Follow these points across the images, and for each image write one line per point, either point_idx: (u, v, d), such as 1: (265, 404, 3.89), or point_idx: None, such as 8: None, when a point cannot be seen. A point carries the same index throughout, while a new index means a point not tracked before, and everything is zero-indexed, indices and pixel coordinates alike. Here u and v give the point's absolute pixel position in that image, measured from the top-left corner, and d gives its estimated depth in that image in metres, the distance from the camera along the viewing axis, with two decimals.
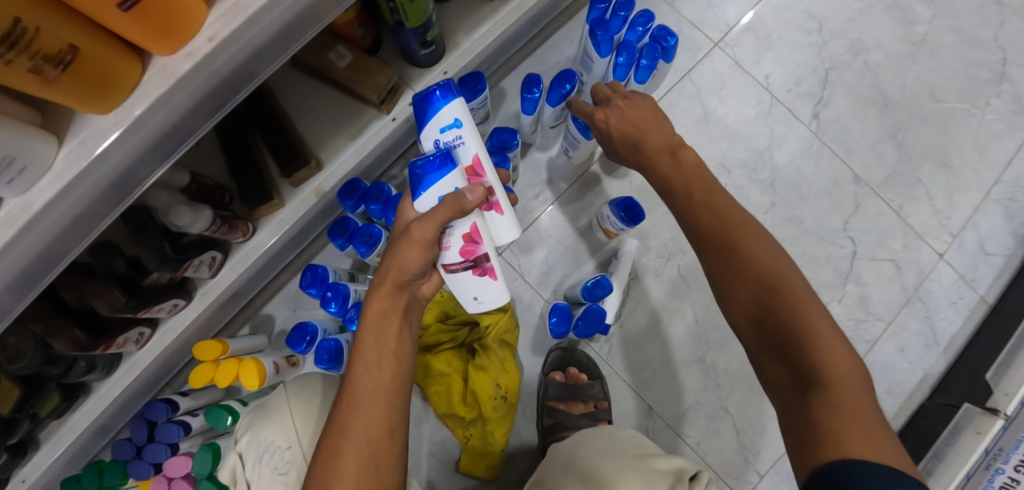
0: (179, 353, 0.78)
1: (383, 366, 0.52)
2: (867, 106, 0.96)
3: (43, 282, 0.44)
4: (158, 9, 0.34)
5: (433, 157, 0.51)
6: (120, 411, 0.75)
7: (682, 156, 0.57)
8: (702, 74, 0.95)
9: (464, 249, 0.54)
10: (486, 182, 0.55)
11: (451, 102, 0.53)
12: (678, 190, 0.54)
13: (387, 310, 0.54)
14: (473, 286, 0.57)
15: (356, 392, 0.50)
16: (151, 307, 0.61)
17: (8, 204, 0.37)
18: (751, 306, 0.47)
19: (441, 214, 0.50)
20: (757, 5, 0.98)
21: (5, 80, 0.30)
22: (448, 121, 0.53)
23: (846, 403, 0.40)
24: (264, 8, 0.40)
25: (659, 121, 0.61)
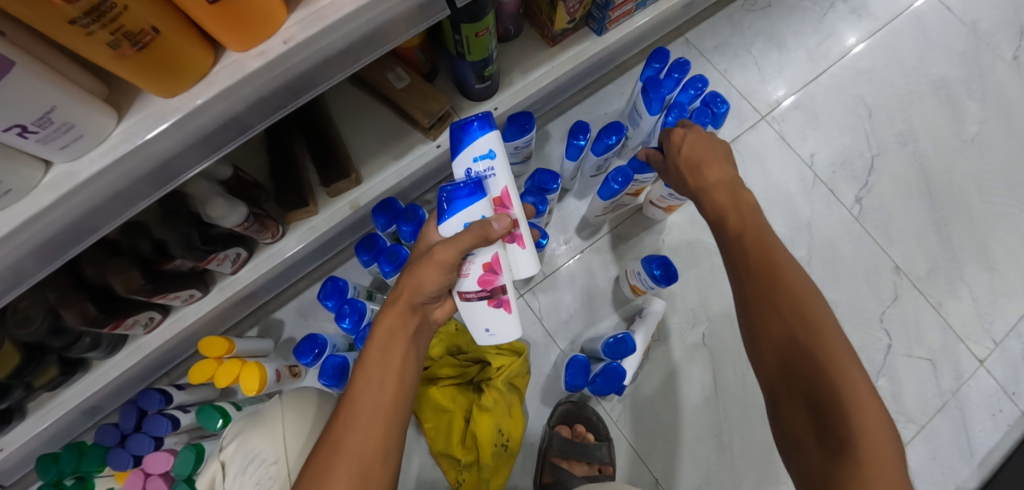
0: (183, 344, 0.77)
1: (384, 389, 0.50)
2: (912, 195, 0.94)
3: (72, 251, 0.43)
4: (240, 7, 0.35)
5: (463, 184, 0.50)
6: (111, 396, 0.73)
7: (734, 193, 0.55)
8: (747, 144, 0.95)
9: (483, 278, 0.53)
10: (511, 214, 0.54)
11: (488, 133, 0.53)
12: (731, 224, 0.52)
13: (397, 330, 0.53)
14: (487, 318, 0.55)
15: (352, 412, 0.48)
16: (166, 293, 0.61)
17: (55, 169, 0.37)
18: (783, 349, 0.44)
19: (465, 240, 0.49)
20: (808, 83, 0.99)
21: (82, 50, 0.31)
22: (482, 151, 0.53)
23: (879, 475, 0.36)
24: (343, 20, 0.41)
25: (723, 155, 0.58)
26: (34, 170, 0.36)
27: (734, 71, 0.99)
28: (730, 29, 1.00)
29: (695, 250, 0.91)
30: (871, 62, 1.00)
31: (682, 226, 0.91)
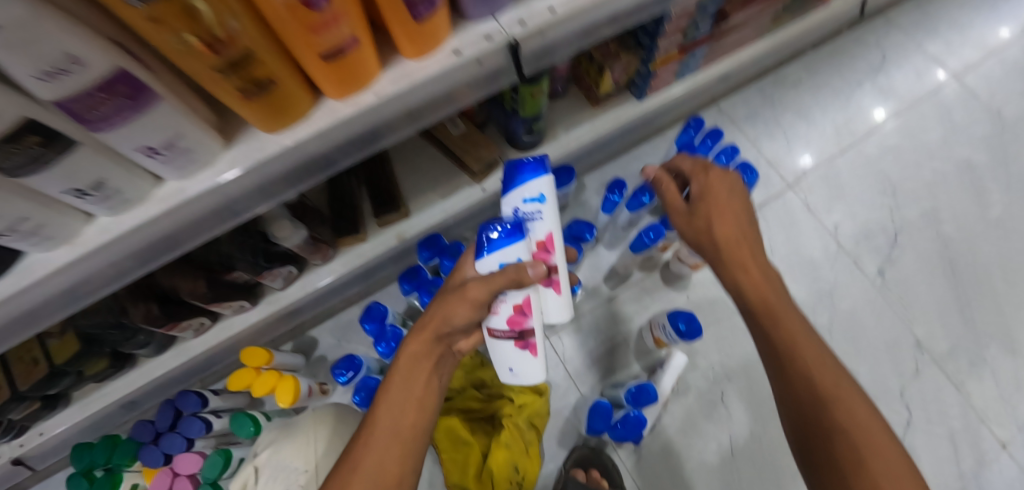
0: (225, 353, 0.81)
1: (406, 412, 0.53)
2: (935, 272, 0.96)
3: (168, 255, 0.49)
4: (345, 64, 0.41)
5: (505, 226, 0.55)
6: (153, 394, 0.77)
7: (766, 271, 0.57)
8: (773, 210, 0.99)
9: (512, 319, 0.56)
10: (550, 258, 0.59)
11: (540, 177, 0.58)
12: (763, 310, 0.54)
13: (424, 356, 0.56)
14: (512, 357, 0.59)
15: (375, 432, 0.51)
16: (220, 302, 0.66)
17: (167, 185, 0.45)
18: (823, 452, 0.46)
19: (499, 281, 0.53)
20: (834, 156, 1.03)
21: (216, 91, 0.37)
22: (533, 194, 0.58)
23: None
24: (429, 78, 0.47)
25: (749, 222, 0.60)
26: (145, 182, 0.44)
27: (763, 139, 1.04)
28: (761, 100, 1.07)
29: (718, 308, 0.93)
30: (897, 140, 1.05)
31: (707, 284, 0.94)
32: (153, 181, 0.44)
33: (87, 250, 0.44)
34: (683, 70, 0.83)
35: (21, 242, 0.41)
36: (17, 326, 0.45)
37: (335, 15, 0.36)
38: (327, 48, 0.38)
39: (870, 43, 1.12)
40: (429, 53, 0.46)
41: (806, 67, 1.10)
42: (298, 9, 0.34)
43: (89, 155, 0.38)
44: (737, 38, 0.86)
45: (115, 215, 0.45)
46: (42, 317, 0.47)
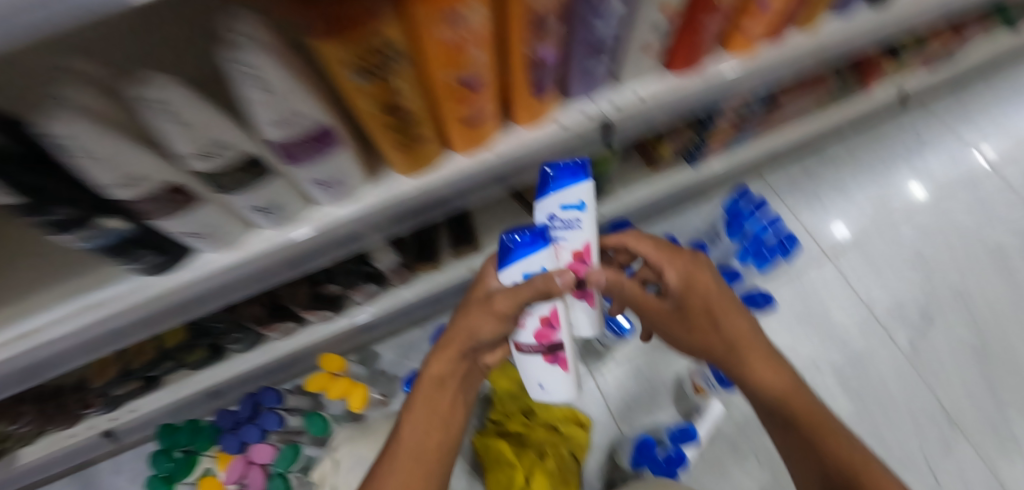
0: (300, 358, 0.91)
1: (427, 428, 0.63)
2: (966, 349, 1.00)
3: (311, 263, 0.61)
4: (478, 128, 0.53)
5: (527, 234, 0.54)
6: (236, 386, 0.87)
7: (767, 356, 0.66)
8: (811, 276, 1.04)
9: (540, 333, 0.59)
10: (585, 267, 0.58)
11: (580, 183, 0.55)
12: (789, 399, 0.64)
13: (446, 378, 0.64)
14: (540, 370, 0.62)
15: (402, 441, 0.62)
16: (316, 310, 0.79)
17: (321, 210, 0.56)
18: None
19: (525, 292, 0.53)
20: (870, 230, 1.09)
21: (386, 144, 0.49)
22: (571, 201, 0.56)
23: None
24: (536, 142, 0.58)
25: (734, 301, 0.66)
26: (303, 205, 0.55)
27: (802, 210, 1.11)
28: (800, 173, 1.15)
29: None
30: (931, 220, 1.11)
31: None
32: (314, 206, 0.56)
33: (252, 254, 0.55)
34: (734, 142, 0.95)
35: (204, 243, 0.52)
36: (189, 306, 0.58)
37: (477, 96, 0.48)
38: (469, 116, 0.50)
39: (907, 127, 1.20)
40: (536, 122, 0.58)
41: (845, 146, 1.18)
42: (452, 88, 0.45)
43: (281, 183, 0.49)
44: (785, 117, 0.97)
45: (279, 229, 0.56)
46: (195, 304, 0.58)
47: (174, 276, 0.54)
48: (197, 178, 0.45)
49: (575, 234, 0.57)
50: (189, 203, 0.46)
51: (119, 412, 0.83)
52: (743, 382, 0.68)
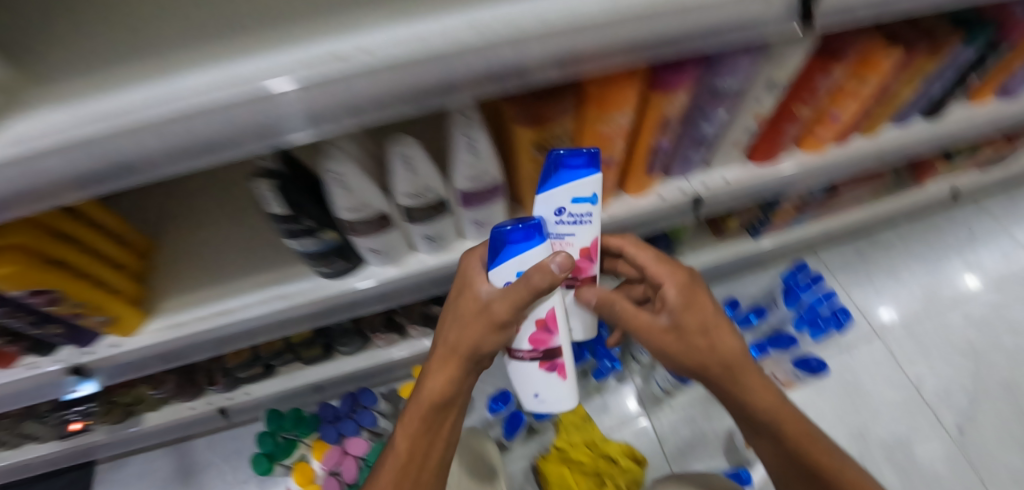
0: (393, 367, 1.04)
1: (415, 453, 0.61)
2: (1015, 441, 1.03)
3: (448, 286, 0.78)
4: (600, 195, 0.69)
5: (522, 227, 0.50)
6: (337, 384, 1.00)
7: (759, 377, 0.64)
8: (861, 351, 1.11)
9: (536, 338, 0.58)
10: (590, 267, 0.60)
11: (592, 173, 0.51)
12: (783, 422, 0.64)
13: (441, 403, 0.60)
14: (533, 375, 0.61)
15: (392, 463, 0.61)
16: (419, 325, 0.94)
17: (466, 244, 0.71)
18: None
19: (520, 295, 0.51)
20: (920, 315, 1.16)
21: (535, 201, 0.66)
22: (581, 196, 0.52)
23: None
24: (638, 207, 0.74)
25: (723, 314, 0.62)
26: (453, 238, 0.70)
27: (854, 289, 1.20)
28: (853, 253, 1.25)
29: None
30: (982, 312, 1.16)
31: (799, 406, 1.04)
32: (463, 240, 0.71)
33: (404, 271, 0.70)
34: (794, 223, 1.06)
35: (378, 258, 0.66)
36: (347, 309, 0.73)
37: (609, 173, 0.65)
38: (599, 185, 0.67)
39: (959, 222, 1.28)
40: (641, 193, 0.75)
41: (897, 234, 1.27)
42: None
43: (449, 220, 0.65)
44: (843, 204, 1.08)
45: (429, 254, 0.71)
46: (351, 306, 0.73)
47: (345, 281, 0.70)
48: (399, 207, 0.61)
49: (584, 231, 0.56)
50: (386, 228, 0.60)
51: (236, 393, 0.98)
52: (734, 401, 0.65)
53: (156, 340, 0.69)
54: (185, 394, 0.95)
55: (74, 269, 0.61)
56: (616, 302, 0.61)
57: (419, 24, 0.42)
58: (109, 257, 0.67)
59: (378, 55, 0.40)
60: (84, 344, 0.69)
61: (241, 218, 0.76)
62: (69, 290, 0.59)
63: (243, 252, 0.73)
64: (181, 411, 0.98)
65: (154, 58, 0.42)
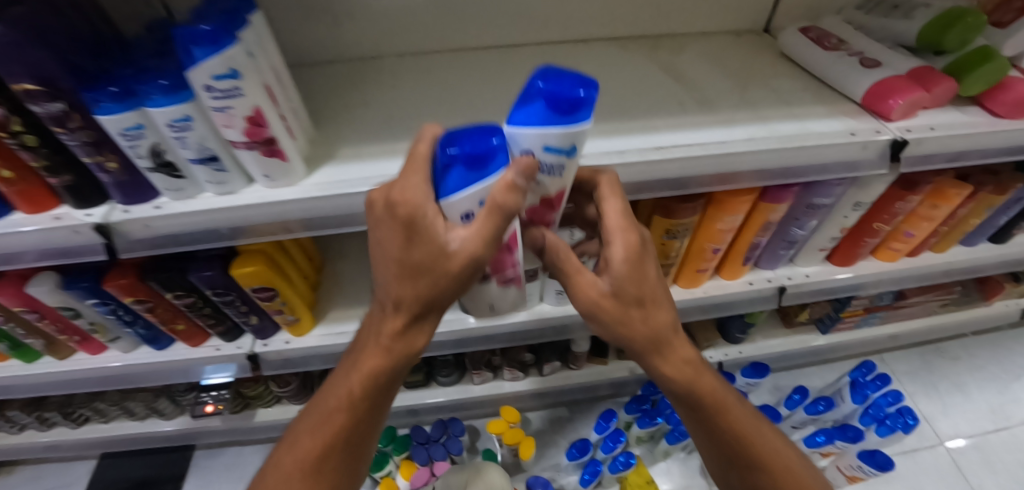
0: (477, 403, 1.15)
1: (354, 417, 0.61)
2: None
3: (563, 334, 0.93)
4: (700, 274, 0.85)
5: (473, 146, 0.40)
6: (430, 409, 1.13)
7: (683, 348, 0.60)
8: (925, 458, 1.14)
9: (496, 258, 0.52)
10: (550, 213, 0.51)
11: (581, 122, 0.40)
12: (691, 382, 0.63)
13: (382, 371, 0.57)
14: (484, 295, 0.57)
15: (327, 424, 0.61)
16: (514, 368, 1.07)
17: None
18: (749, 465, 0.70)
19: (489, 227, 0.42)
20: (988, 432, 1.18)
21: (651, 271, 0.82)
22: (559, 143, 0.41)
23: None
24: (729, 288, 0.89)
25: (662, 285, 0.55)
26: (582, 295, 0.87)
27: (919, 396, 1.23)
28: (920, 363, 1.29)
29: None
30: None
31: None
32: None
33: (534, 316, 0.87)
34: (862, 323, 1.14)
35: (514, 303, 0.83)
36: (479, 341, 0.90)
37: (714, 258, 0.82)
38: (703, 266, 0.83)
39: None
40: (733, 278, 0.90)
41: (964, 348, 1.32)
42: (704, 251, 0.80)
43: None
44: (912, 311, 1.16)
45: (555, 305, 0.87)
46: (482, 340, 0.90)
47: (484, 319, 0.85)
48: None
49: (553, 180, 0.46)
50: (533, 279, 0.78)
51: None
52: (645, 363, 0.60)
53: (323, 343, 0.84)
54: (300, 398, 1.09)
55: (288, 277, 0.79)
56: (562, 251, 0.52)
57: (615, 140, 0.62)
58: (303, 270, 0.85)
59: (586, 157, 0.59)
60: (263, 338, 0.86)
61: None
62: (282, 293, 0.76)
63: None
64: (288, 412, 1.11)
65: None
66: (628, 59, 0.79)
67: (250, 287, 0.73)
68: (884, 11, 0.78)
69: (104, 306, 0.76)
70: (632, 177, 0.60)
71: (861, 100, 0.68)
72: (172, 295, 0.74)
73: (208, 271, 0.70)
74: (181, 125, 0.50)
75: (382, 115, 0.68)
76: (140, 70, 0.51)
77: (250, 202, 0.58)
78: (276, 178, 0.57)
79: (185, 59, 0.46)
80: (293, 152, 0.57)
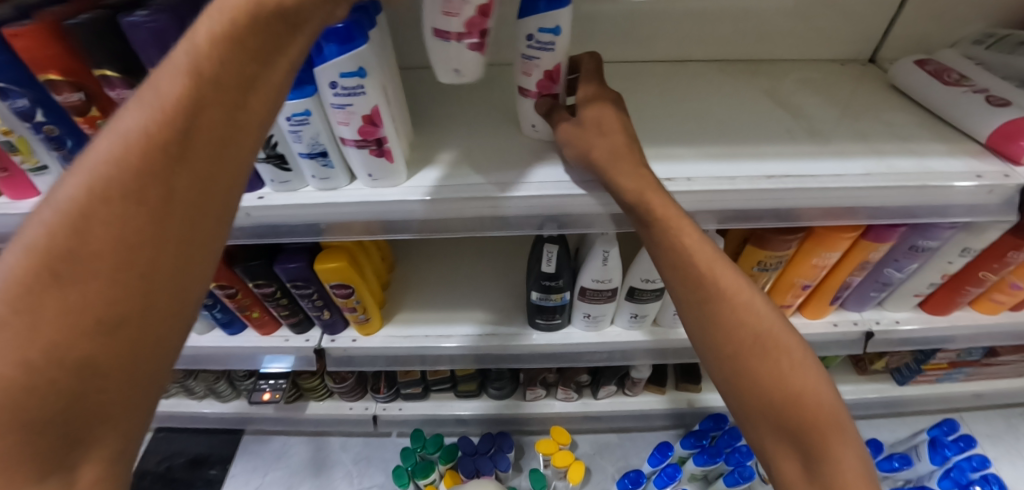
0: (527, 420, 1.12)
1: (161, 199, 0.33)
2: None
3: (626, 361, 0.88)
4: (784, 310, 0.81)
5: None
6: (478, 420, 1.11)
7: (633, 160, 0.54)
8: None
9: (476, 15, 0.44)
10: (553, 88, 0.60)
11: (564, 7, 0.52)
12: (632, 187, 0.52)
13: (224, 88, 0.34)
14: (449, 55, 0.46)
15: (92, 222, 0.31)
16: (568, 389, 1.04)
17: (662, 327, 0.85)
18: (717, 294, 0.53)
19: None
20: None
21: None
22: (549, 25, 0.53)
23: (796, 375, 0.50)
24: (813, 327, 0.85)
25: (620, 116, 0.56)
26: (655, 324, 0.84)
27: (1005, 464, 1.13)
28: (1004, 428, 1.19)
29: None
30: None
31: None
32: (660, 325, 0.85)
33: (604, 339, 0.84)
34: (944, 378, 1.07)
35: (585, 322, 0.82)
36: (542, 358, 0.87)
37: (802, 294, 0.78)
38: (787, 302, 0.80)
39: None
40: (817, 317, 0.85)
41: None
42: (793, 286, 0.76)
43: (659, 302, 0.79)
44: (1002, 370, 1.07)
45: (625, 329, 0.84)
46: (545, 357, 0.87)
47: (552, 335, 0.84)
48: (627, 286, 0.76)
49: (548, 60, 0.57)
50: (610, 299, 0.76)
51: (390, 405, 1.10)
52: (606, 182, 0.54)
53: (387, 345, 0.84)
54: (353, 394, 1.09)
55: (364, 276, 0.79)
56: (556, 112, 0.59)
57: (721, 164, 0.61)
58: (377, 269, 0.86)
59: (695, 180, 0.59)
60: (332, 333, 0.87)
61: (471, 269, 0.95)
62: (359, 291, 0.76)
63: (472, 291, 0.91)
64: (339, 409, 1.11)
65: (534, 154, 0.64)
66: (726, 83, 0.78)
67: (330, 282, 0.74)
68: (1008, 48, 0.73)
69: None
70: (738, 204, 0.59)
71: (986, 141, 0.63)
72: (253, 283, 0.76)
73: (294, 262, 0.72)
74: (300, 119, 0.51)
75: (479, 128, 0.69)
76: None
77: (349, 201, 0.59)
78: (379, 178, 0.58)
79: (316, 55, 0.47)
80: (398, 153, 0.57)
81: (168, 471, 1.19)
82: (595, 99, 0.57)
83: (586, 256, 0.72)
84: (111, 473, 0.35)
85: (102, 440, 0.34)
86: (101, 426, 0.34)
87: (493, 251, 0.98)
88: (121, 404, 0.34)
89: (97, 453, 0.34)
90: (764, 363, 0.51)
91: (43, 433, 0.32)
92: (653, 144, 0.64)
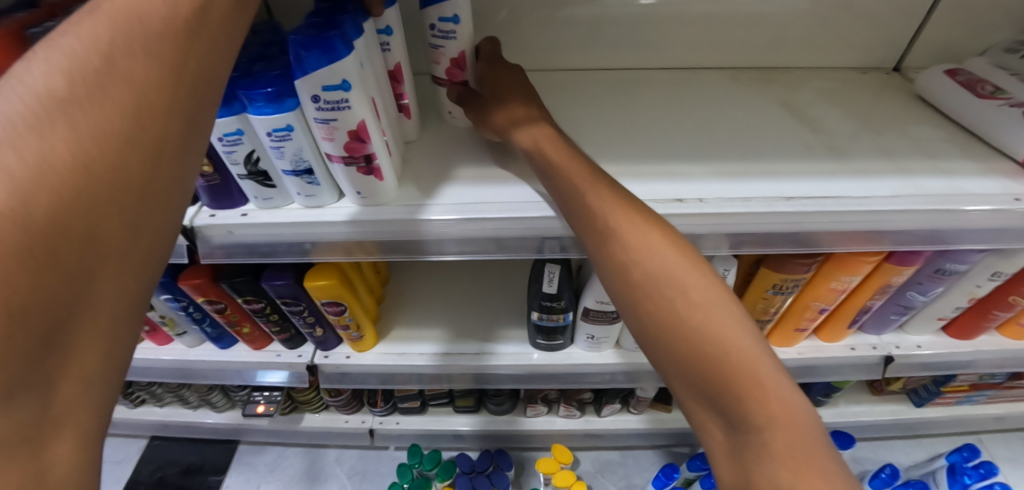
0: (526, 436, 1.09)
1: (178, 74, 0.31)
2: None
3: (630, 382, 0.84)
4: (799, 333, 0.78)
5: None
6: (476, 435, 1.08)
7: (545, 129, 0.55)
8: None
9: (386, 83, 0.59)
10: (461, 75, 0.63)
11: None
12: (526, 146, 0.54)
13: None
14: None
15: (107, 79, 0.29)
16: (569, 407, 1.01)
17: None
18: (608, 230, 0.47)
19: None
20: None
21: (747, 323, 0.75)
22: (449, 13, 0.57)
23: (701, 316, 0.41)
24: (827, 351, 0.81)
25: (533, 109, 0.58)
26: None
27: None
28: None
29: None
30: None
31: None
32: None
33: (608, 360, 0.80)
34: (964, 400, 1.02)
35: (587, 343, 0.78)
36: (543, 378, 0.83)
37: (818, 317, 0.74)
38: (803, 326, 0.76)
39: None
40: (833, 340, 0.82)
41: None
42: (808, 308, 0.72)
43: None
44: None
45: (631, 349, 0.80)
46: (546, 377, 0.84)
47: (553, 355, 0.80)
48: None
49: (452, 46, 0.60)
50: (614, 320, 0.73)
51: (387, 419, 1.08)
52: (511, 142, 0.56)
53: (382, 363, 0.81)
54: (349, 408, 1.06)
55: (357, 292, 0.76)
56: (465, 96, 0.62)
57: (733, 182, 0.57)
58: (370, 283, 0.83)
59: (706, 202, 0.54)
60: (324, 349, 0.84)
61: (469, 284, 0.92)
62: (351, 309, 0.73)
63: (469, 305, 0.88)
64: (335, 422, 1.08)
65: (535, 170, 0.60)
66: (740, 93, 0.73)
67: (320, 300, 0.70)
68: None
69: (176, 302, 0.75)
70: (751, 228, 0.55)
71: None
72: (242, 299, 0.73)
73: (282, 279, 0.69)
74: (281, 135, 0.48)
75: (479, 142, 0.66)
76: (245, 74, 0.48)
77: (337, 220, 0.55)
78: (367, 196, 0.54)
79: (295, 65, 0.43)
80: (388, 169, 0.54)
81: (161, 481, 1.17)
82: (513, 104, 0.58)
83: (590, 275, 0.68)
84: (91, 393, 0.30)
85: (84, 351, 0.29)
86: (85, 330, 0.29)
87: (493, 266, 0.95)
88: (112, 311, 0.30)
89: (73, 371, 0.29)
90: (661, 307, 0.42)
91: (27, 326, 0.26)
92: (662, 160, 0.60)
